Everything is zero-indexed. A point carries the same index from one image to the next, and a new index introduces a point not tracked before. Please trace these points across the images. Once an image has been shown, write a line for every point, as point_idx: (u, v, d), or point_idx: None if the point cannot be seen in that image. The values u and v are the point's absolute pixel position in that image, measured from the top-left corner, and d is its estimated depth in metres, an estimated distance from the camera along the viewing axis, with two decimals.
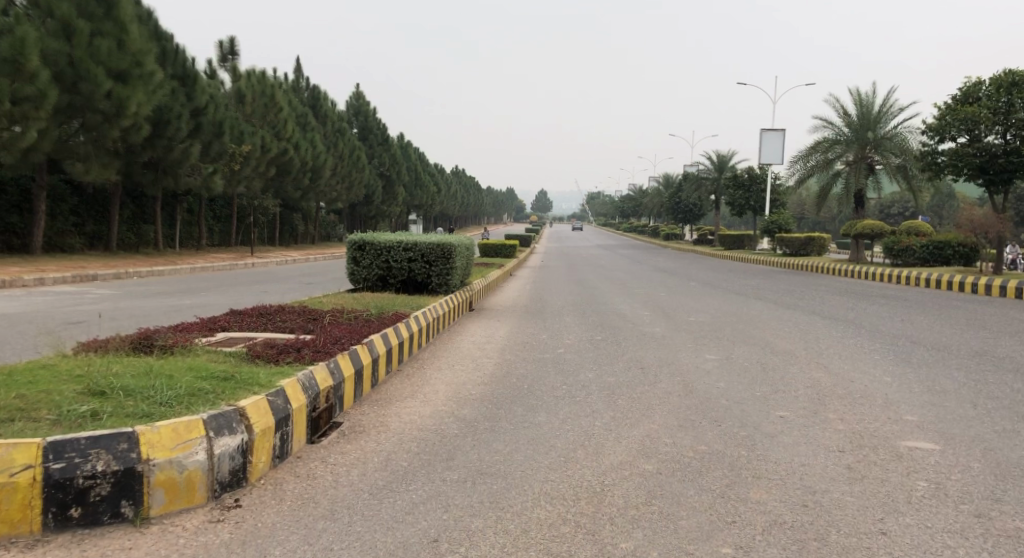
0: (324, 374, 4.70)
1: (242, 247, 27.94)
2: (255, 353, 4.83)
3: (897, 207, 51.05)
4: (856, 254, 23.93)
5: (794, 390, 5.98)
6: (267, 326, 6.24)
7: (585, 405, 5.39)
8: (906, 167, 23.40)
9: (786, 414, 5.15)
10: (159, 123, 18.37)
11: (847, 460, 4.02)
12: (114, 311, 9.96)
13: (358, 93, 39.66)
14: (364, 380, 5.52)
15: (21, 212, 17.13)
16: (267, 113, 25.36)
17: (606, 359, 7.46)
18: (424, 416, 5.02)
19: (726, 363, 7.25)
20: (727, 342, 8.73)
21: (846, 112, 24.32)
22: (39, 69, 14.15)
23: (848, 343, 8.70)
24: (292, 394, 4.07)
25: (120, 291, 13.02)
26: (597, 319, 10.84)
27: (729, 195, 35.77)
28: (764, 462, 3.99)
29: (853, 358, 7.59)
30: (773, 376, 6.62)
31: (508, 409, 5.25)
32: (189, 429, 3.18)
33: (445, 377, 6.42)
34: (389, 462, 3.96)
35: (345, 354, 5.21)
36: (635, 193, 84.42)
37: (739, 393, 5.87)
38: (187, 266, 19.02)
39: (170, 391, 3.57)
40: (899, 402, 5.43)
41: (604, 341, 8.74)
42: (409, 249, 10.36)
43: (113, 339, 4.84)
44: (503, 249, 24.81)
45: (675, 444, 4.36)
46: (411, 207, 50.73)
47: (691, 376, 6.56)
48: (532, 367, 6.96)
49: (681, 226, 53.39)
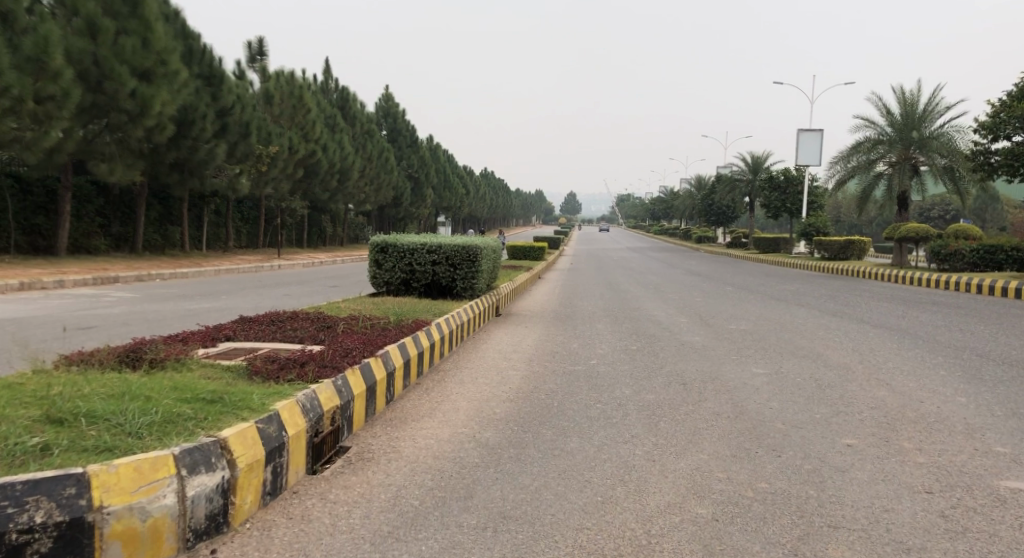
0: (329, 392, 4.18)
1: (269, 249, 27.76)
2: (253, 369, 4.33)
3: (938, 210, 49.64)
4: (900, 258, 22.93)
5: (858, 411, 5.33)
6: (275, 335, 5.77)
7: (622, 429, 4.81)
8: (953, 168, 22.26)
9: (853, 441, 4.51)
10: (184, 123, 18.18)
11: (940, 504, 3.39)
12: (127, 316, 9.60)
13: (387, 94, 39.46)
14: (377, 396, 5.01)
15: (47, 213, 17.00)
16: (295, 113, 25.06)
17: (642, 372, 6.84)
18: (441, 441, 4.47)
19: (777, 379, 6.59)
20: (774, 353, 8.07)
21: (889, 111, 23.29)
22: (63, 68, 13.87)
23: (907, 355, 7.98)
24: (289, 419, 3.57)
25: (141, 293, 12.72)
26: (631, 326, 10.20)
27: (765, 197, 34.75)
28: (838, 507, 3.37)
29: (916, 373, 6.88)
30: (831, 394, 5.96)
31: (536, 433, 4.68)
32: (155, 467, 2.67)
33: (467, 392, 5.88)
34: (398, 501, 3.42)
35: (355, 370, 4.70)
36: (666, 196, 83.28)
37: (796, 415, 5.24)
38: (211, 267, 18.76)
39: (141, 418, 3.06)
40: (983, 429, 4.75)
41: (640, 351, 8.13)
42: (433, 251, 9.85)
43: (100, 351, 4.38)
44: (531, 251, 24.27)
45: (730, 481, 3.78)
46: (439, 209, 50.38)
47: (738, 394, 5.92)
48: (563, 381, 6.38)
49: (715, 228, 52.36)
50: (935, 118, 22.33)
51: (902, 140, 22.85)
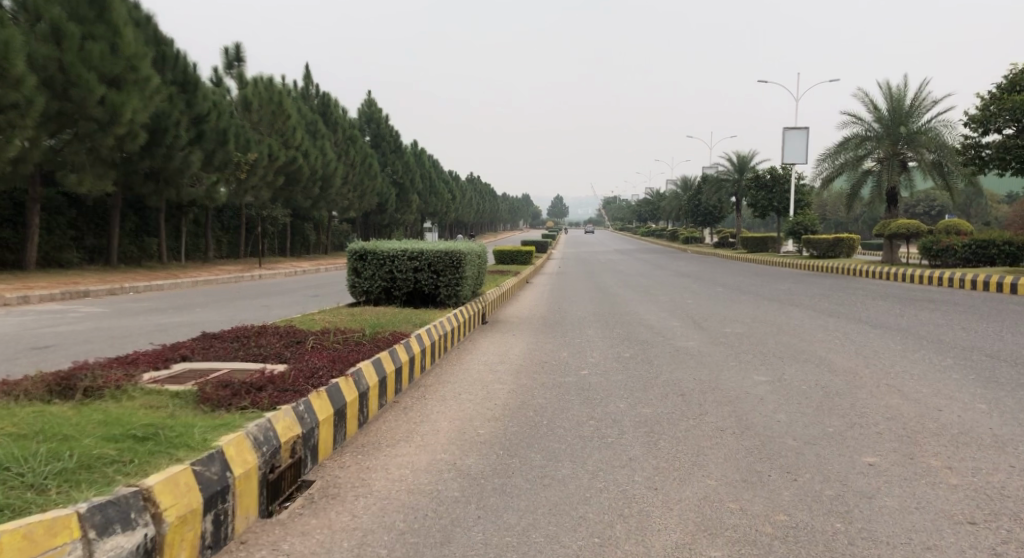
0: (288, 421, 3.70)
1: (250, 259, 27.15)
2: (203, 396, 3.84)
3: (923, 206, 49.91)
4: (890, 256, 22.66)
5: (874, 423, 4.90)
6: (236, 353, 5.27)
7: (618, 450, 4.35)
8: (941, 163, 21.99)
9: (875, 460, 4.07)
10: (156, 131, 17.56)
11: (989, 542, 2.96)
12: (89, 333, 9.07)
13: (370, 99, 38.90)
14: (348, 420, 4.53)
15: (15, 226, 16.42)
16: (274, 120, 24.49)
17: (637, 383, 6.37)
18: (417, 471, 4.00)
19: (781, 387, 6.17)
20: (774, 358, 7.66)
21: (876, 107, 23.03)
22: (25, 75, 13.29)
23: (913, 357, 7.58)
24: (236, 456, 3.09)
25: (111, 307, 12.18)
26: (622, 332, 9.76)
27: (752, 196, 34.46)
28: (871, 546, 2.95)
29: (926, 377, 6.47)
30: (841, 404, 5.52)
31: (524, 458, 4.20)
32: (53, 532, 2.19)
33: (448, 411, 5.40)
34: (363, 551, 2.96)
35: (321, 392, 4.22)
36: (653, 197, 83.09)
37: (807, 429, 4.81)
38: (188, 278, 18.17)
39: (49, 465, 2.56)
40: (1015, 442, 4.33)
41: (633, 359, 7.67)
42: (414, 258, 9.36)
43: (28, 380, 3.87)
44: (519, 256, 23.82)
45: (743, 512, 3.35)
46: (425, 215, 49.85)
47: (742, 405, 5.49)
48: (553, 395, 5.92)
49: (702, 229, 52.09)
50: (923, 113, 22.07)
51: (890, 135, 22.57)
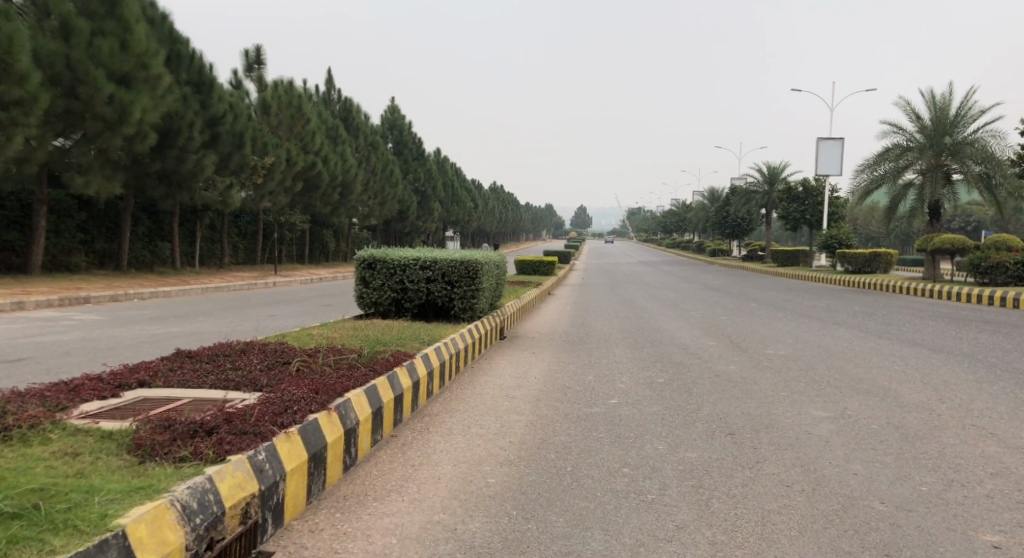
0: (239, 477, 2.85)
1: (266, 265, 26.56)
2: (136, 442, 3.01)
3: (959, 221, 48.44)
4: (932, 273, 21.42)
5: (978, 480, 3.97)
6: (207, 377, 4.46)
7: (665, 514, 3.46)
8: (989, 176, 20.72)
9: (999, 539, 3.16)
10: (169, 133, 16.98)
11: None
12: (76, 344, 8.31)
13: (393, 105, 38.27)
14: (328, 464, 3.69)
15: (22, 229, 15.91)
16: (293, 124, 23.85)
17: (677, 417, 5.47)
18: (406, 540, 3.14)
19: (846, 426, 5.24)
20: (830, 387, 6.70)
21: (918, 116, 21.84)
22: (30, 71, 12.65)
23: (991, 390, 6.59)
24: (148, 537, 2.26)
25: (109, 316, 11.46)
26: (654, 352, 8.84)
27: (783, 208, 33.20)
28: None
29: (1017, 417, 5.49)
30: (927, 450, 4.59)
31: (544, 522, 3.34)
32: None
33: (454, 450, 4.55)
34: None
35: (291, 436, 3.36)
36: (679, 210, 81.87)
37: (894, 486, 3.90)
38: (199, 285, 17.54)
39: None
40: None
41: (669, 386, 6.74)
42: (427, 267, 8.53)
43: None
44: (540, 266, 22.88)
45: None
46: (447, 222, 49.07)
47: (805, 450, 4.58)
48: (578, 430, 5.03)
49: (730, 242, 50.83)
50: (968, 122, 20.85)
51: (932, 146, 21.31)
